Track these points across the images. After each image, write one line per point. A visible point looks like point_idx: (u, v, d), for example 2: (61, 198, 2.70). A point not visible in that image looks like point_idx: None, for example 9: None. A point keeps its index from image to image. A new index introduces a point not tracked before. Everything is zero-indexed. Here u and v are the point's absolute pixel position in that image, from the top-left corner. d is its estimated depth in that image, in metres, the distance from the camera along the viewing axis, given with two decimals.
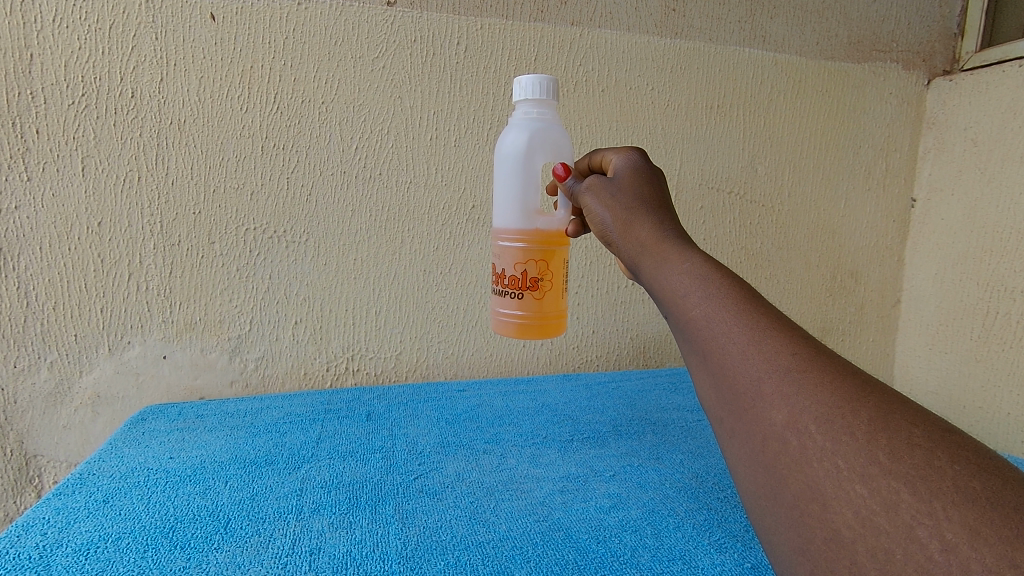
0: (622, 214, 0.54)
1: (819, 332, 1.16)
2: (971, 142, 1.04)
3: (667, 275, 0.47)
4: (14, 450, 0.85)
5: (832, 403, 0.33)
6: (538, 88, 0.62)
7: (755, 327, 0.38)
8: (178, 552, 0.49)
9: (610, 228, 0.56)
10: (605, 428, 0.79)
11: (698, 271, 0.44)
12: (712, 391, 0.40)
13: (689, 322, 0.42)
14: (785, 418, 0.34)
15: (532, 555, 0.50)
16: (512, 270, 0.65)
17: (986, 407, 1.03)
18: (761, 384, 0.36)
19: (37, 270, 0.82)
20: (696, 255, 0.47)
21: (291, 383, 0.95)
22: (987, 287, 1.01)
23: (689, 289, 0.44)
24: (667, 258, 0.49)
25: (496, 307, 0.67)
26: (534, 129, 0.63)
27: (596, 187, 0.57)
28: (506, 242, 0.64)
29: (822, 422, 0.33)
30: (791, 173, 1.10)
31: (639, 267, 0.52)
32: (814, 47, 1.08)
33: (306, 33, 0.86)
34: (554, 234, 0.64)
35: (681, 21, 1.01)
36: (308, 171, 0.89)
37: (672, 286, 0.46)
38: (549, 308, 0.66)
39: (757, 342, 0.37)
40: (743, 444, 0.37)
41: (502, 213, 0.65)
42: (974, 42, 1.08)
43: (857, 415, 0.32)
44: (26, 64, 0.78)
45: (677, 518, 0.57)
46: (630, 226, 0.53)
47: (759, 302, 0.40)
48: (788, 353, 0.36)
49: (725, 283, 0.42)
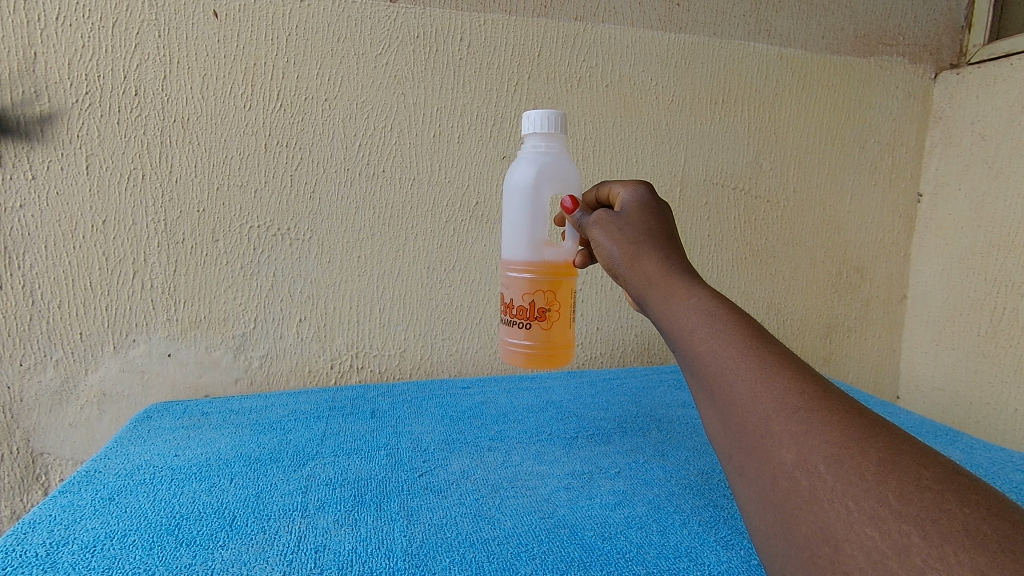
0: (629, 248, 0.54)
1: (825, 328, 1.16)
2: (979, 136, 1.03)
3: (674, 310, 0.47)
4: (21, 448, 0.85)
5: (841, 443, 0.33)
6: (547, 122, 0.62)
7: (763, 366, 0.38)
8: (184, 549, 0.49)
9: (617, 261, 0.55)
10: (609, 425, 0.79)
11: (706, 307, 0.44)
12: (721, 427, 0.39)
13: (696, 358, 0.42)
14: (795, 458, 0.34)
15: (537, 553, 0.50)
16: (521, 301, 0.64)
17: (994, 403, 1.02)
18: (771, 422, 0.36)
19: (42, 269, 0.82)
20: (703, 290, 0.47)
21: (295, 381, 0.95)
22: (995, 282, 1.01)
23: (695, 326, 0.44)
24: (674, 292, 0.48)
25: (505, 336, 0.67)
26: (543, 162, 0.63)
27: (604, 221, 0.57)
28: (514, 273, 0.64)
29: (831, 463, 0.33)
30: (796, 168, 1.09)
31: (645, 301, 0.52)
32: (819, 40, 1.07)
33: (310, 30, 0.86)
34: (562, 266, 0.64)
35: (684, 16, 1.00)
36: (311, 168, 0.89)
37: (679, 321, 0.46)
38: (557, 337, 0.65)
39: (766, 382, 0.37)
40: (752, 482, 0.36)
41: (511, 245, 0.65)
42: (981, 34, 1.08)
43: (866, 456, 0.32)
44: (30, 63, 0.78)
45: (683, 515, 0.57)
46: (637, 259, 0.53)
47: (767, 340, 0.41)
48: (797, 393, 0.36)
49: (734, 320, 0.42)
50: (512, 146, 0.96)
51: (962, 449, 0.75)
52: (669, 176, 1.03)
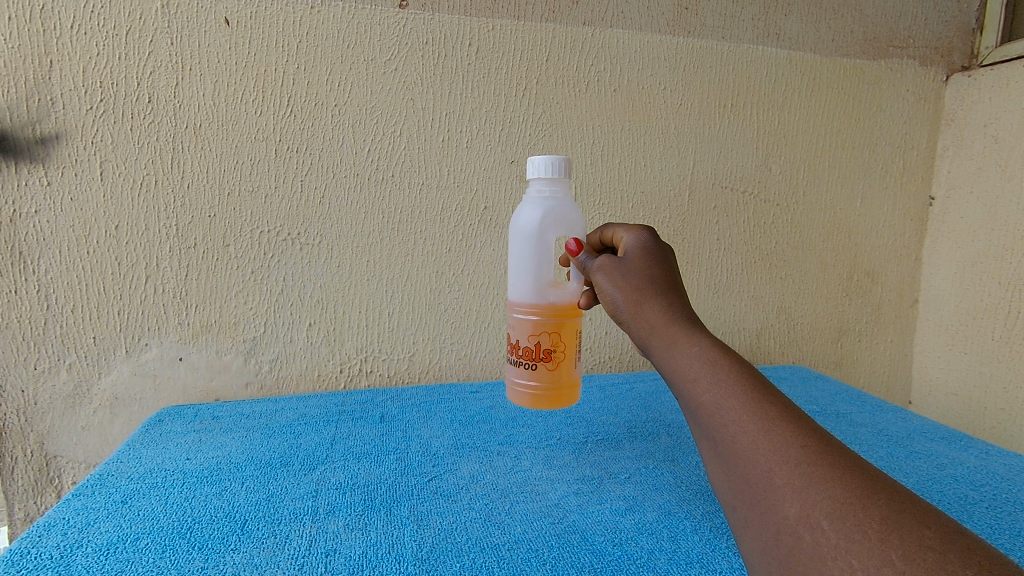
0: (632, 295, 0.55)
1: (836, 334, 1.15)
2: (991, 139, 1.02)
3: (678, 360, 0.49)
4: (36, 451, 0.86)
5: (843, 499, 0.34)
6: (551, 167, 0.62)
7: (765, 417, 0.41)
8: (196, 552, 0.49)
9: (621, 308, 0.56)
10: (619, 429, 0.79)
11: (709, 357, 0.47)
12: (726, 478, 0.41)
13: (701, 408, 0.45)
14: (798, 512, 0.35)
15: (548, 558, 0.49)
16: (526, 342, 0.64)
17: (1007, 409, 1.01)
18: (773, 476, 0.37)
19: (57, 273, 0.83)
20: (705, 338, 0.49)
21: (305, 385, 0.95)
22: (1009, 287, 1.00)
23: (699, 375, 0.46)
24: (677, 340, 0.50)
25: (512, 376, 0.67)
26: (547, 207, 0.63)
27: (606, 266, 0.57)
28: (520, 314, 0.64)
29: (834, 519, 0.33)
30: (805, 172, 1.09)
31: (650, 348, 0.54)
32: (829, 43, 1.07)
33: (320, 36, 0.87)
34: (567, 307, 0.63)
35: (693, 20, 1.00)
36: (320, 173, 0.90)
37: (684, 372, 0.48)
38: (563, 377, 0.65)
39: (768, 435, 0.39)
40: (757, 534, 0.37)
41: (517, 287, 0.65)
42: (993, 36, 1.07)
43: (868, 512, 0.33)
44: (46, 70, 0.79)
45: (693, 521, 0.56)
46: (640, 306, 0.54)
47: (768, 391, 0.43)
48: (797, 446, 0.38)
49: (736, 372, 0.45)
50: (520, 150, 0.96)
51: (976, 456, 0.74)
52: (678, 180, 1.03)
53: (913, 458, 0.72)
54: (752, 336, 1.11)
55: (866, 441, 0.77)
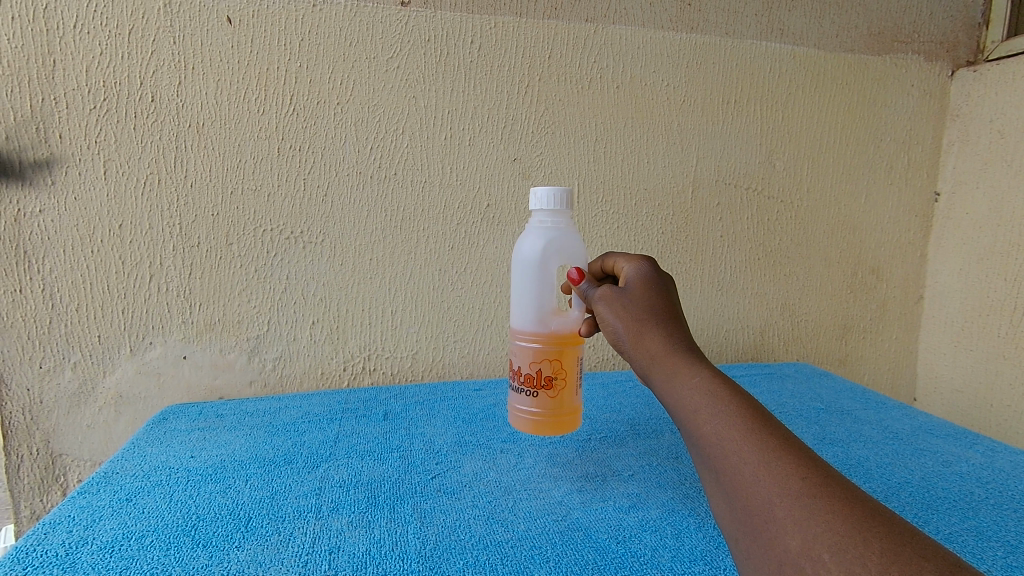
0: (633, 325, 0.55)
1: (841, 331, 1.14)
2: (997, 134, 1.01)
3: (678, 391, 0.49)
4: (41, 449, 0.86)
5: (844, 532, 0.34)
6: (554, 199, 0.61)
7: (765, 449, 0.41)
8: (201, 550, 0.49)
9: (621, 337, 0.56)
10: (622, 427, 0.79)
11: (708, 388, 0.47)
12: (727, 509, 0.41)
13: (701, 439, 0.45)
14: (800, 544, 0.35)
15: (551, 555, 0.49)
16: (528, 368, 0.64)
17: (1014, 405, 1.00)
18: (775, 507, 0.37)
19: (62, 272, 0.84)
20: (704, 370, 0.49)
21: (309, 383, 0.95)
22: (1015, 283, 0.99)
23: (699, 407, 0.46)
24: (677, 370, 0.50)
25: (513, 402, 0.67)
26: (550, 237, 0.62)
27: (608, 296, 0.57)
28: (523, 341, 0.63)
29: (834, 551, 0.34)
30: (809, 168, 1.08)
31: (650, 378, 0.53)
32: (833, 39, 1.06)
33: (322, 34, 0.87)
34: (569, 335, 0.63)
35: (696, 16, 0.99)
36: (323, 171, 0.90)
37: (684, 402, 0.48)
38: (564, 405, 0.65)
39: (769, 467, 0.39)
40: (759, 566, 0.37)
41: (519, 315, 0.64)
42: (999, 31, 1.06)
43: (869, 545, 0.33)
44: (49, 71, 0.79)
45: (697, 518, 0.56)
46: (641, 336, 0.54)
47: (767, 422, 0.43)
48: (798, 479, 0.38)
49: (736, 403, 0.45)
50: (523, 148, 0.96)
51: (982, 453, 0.74)
52: (681, 177, 1.03)
53: (918, 455, 0.72)
54: (755, 333, 1.11)
55: (871, 438, 0.77)
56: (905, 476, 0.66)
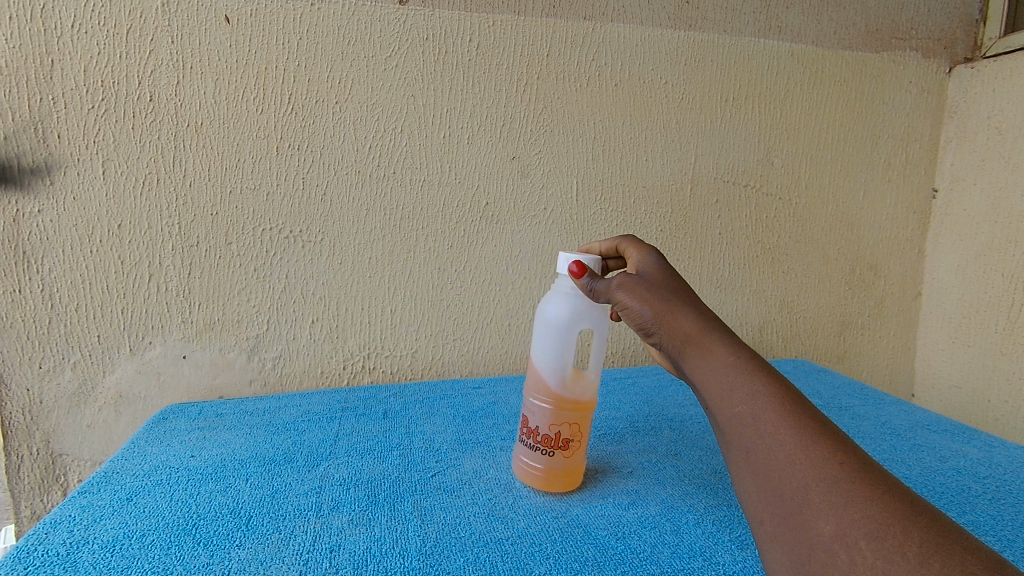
0: (661, 308, 0.53)
1: (839, 327, 1.15)
2: (995, 130, 1.01)
3: (714, 370, 0.47)
4: (41, 449, 0.86)
5: (882, 520, 0.35)
6: (585, 264, 0.56)
7: (801, 432, 0.41)
8: (202, 548, 0.50)
9: (648, 322, 0.54)
10: (621, 424, 0.79)
11: (746, 369, 0.46)
12: (756, 490, 0.41)
13: (734, 418, 0.44)
14: (834, 530, 0.36)
15: (551, 552, 0.50)
16: (545, 429, 0.58)
17: (1011, 401, 1.01)
18: (809, 491, 0.38)
19: (61, 273, 0.84)
20: (738, 349, 0.48)
21: (309, 382, 0.96)
22: (1012, 279, 1.00)
23: (736, 388, 0.45)
24: (713, 351, 0.49)
25: (524, 457, 0.61)
26: (577, 303, 0.56)
27: (628, 283, 0.55)
28: (540, 402, 0.57)
29: (872, 539, 0.34)
30: (807, 165, 1.08)
31: (682, 360, 0.51)
32: (830, 36, 1.06)
33: (320, 33, 0.87)
34: (589, 397, 0.58)
35: (695, 13, 0.99)
36: (322, 170, 0.90)
37: (720, 381, 0.47)
38: (580, 466, 0.59)
39: (804, 449, 0.40)
40: (788, 548, 0.38)
41: (537, 374, 0.58)
42: (997, 27, 1.06)
43: (909, 535, 0.34)
44: (47, 71, 0.79)
45: (696, 514, 0.56)
46: (671, 318, 0.52)
47: (803, 405, 0.43)
48: (835, 463, 0.38)
49: (771, 384, 0.45)
50: (521, 146, 0.96)
51: (979, 448, 0.74)
52: (679, 174, 1.03)
53: (916, 451, 0.72)
54: (754, 331, 1.11)
55: (869, 434, 0.78)
56: (902, 472, 0.66)
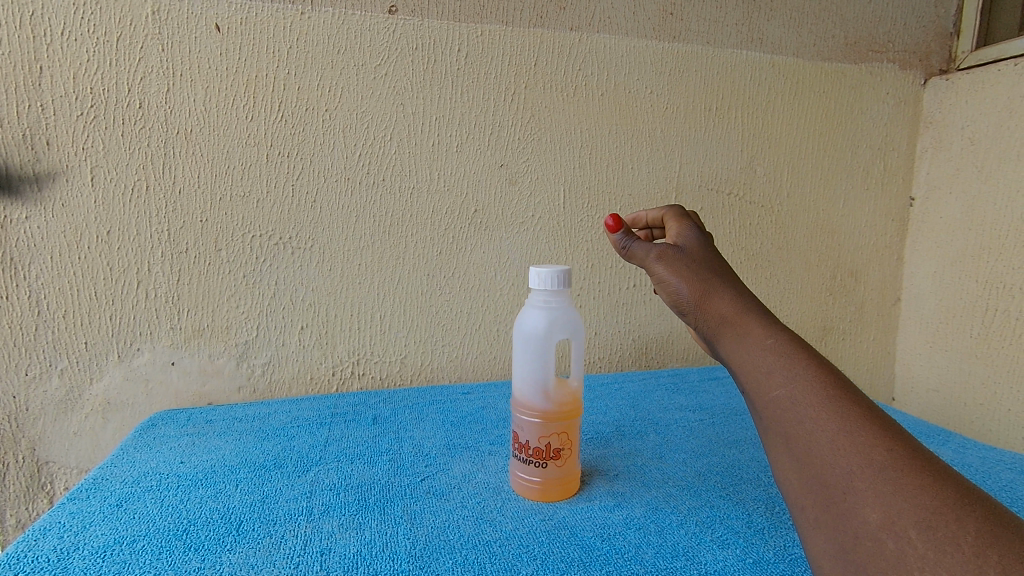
0: (698, 285, 0.58)
1: (820, 332, 1.17)
2: (968, 141, 1.05)
3: (751, 350, 0.51)
4: (27, 457, 0.86)
5: (936, 509, 0.36)
6: (556, 280, 0.56)
7: (844, 418, 0.42)
8: (193, 554, 0.50)
9: (683, 298, 0.59)
10: (608, 428, 0.80)
11: (784, 351, 0.49)
12: (796, 476, 0.43)
13: (772, 400, 0.47)
14: (881, 518, 0.37)
15: (538, 553, 0.51)
16: (535, 442, 0.58)
17: (986, 403, 1.04)
18: (854, 478, 0.39)
19: (48, 280, 0.83)
20: (779, 332, 0.51)
21: (298, 388, 0.96)
22: (986, 285, 1.02)
23: (773, 368, 0.48)
24: (750, 332, 0.53)
25: (518, 471, 0.61)
26: (555, 317, 0.57)
27: (668, 256, 0.61)
28: (528, 416, 0.58)
29: (923, 529, 0.35)
30: (788, 174, 1.11)
31: (718, 339, 0.56)
32: (811, 48, 1.09)
33: (310, 42, 0.88)
34: (573, 404, 0.59)
35: (679, 25, 1.02)
36: (312, 178, 0.91)
37: (757, 362, 0.50)
38: (572, 471, 0.61)
39: (849, 436, 0.41)
40: (830, 534, 0.39)
41: (523, 389, 0.58)
42: (970, 41, 1.10)
43: (963, 524, 0.34)
44: (36, 78, 0.79)
45: (680, 515, 0.58)
46: (708, 298, 0.57)
47: (846, 389, 0.45)
48: (882, 450, 0.39)
49: (812, 367, 0.47)
50: (510, 155, 0.98)
51: (954, 449, 0.76)
52: (665, 182, 1.05)
53: None
54: None
55: None
56: None
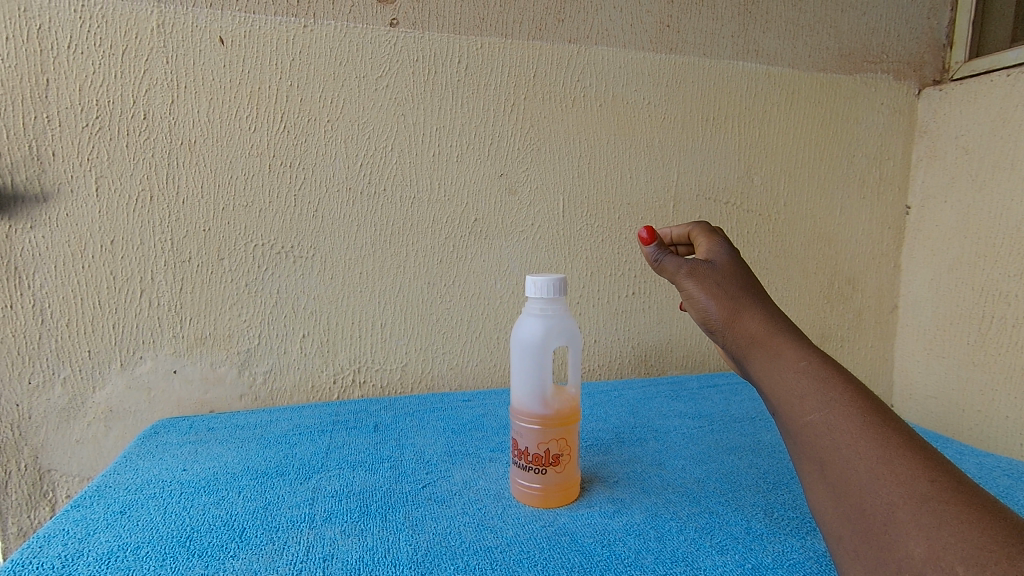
0: (728, 304, 0.60)
1: (819, 339, 1.18)
2: (963, 150, 1.06)
3: (783, 371, 0.53)
4: (29, 465, 0.86)
5: (982, 545, 0.36)
6: (550, 288, 0.57)
7: (884, 446, 0.44)
8: (197, 560, 0.51)
9: (713, 315, 0.61)
10: (608, 435, 0.81)
11: (817, 374, 0.51)
12: (833, 504, 0.45)
13: (807, 424, 0.49)
14: (926, 551, 0.38)
15: (539, 559, 0.51)
16: (534, 449, 0.59)
17: (984, 410, 1.04)
18: (896, 510, 0.40)
19: (52, 288, 0.84)
20: (812, 355, 0.53)
21: (300, 396, 0.96)
22: (982, 292, 1.03)
23: (807, 392, 0.50)
24: (781, 354, 0.55)
25: (517, 478, 0.62)
26: (551, 325, 0.58)
27: (699, 272, 0.63)
28: (526, 423, 0.59)
29: (969, 563, 0.35)
30: (785, 182, 1.12)
31: (747, 357, 0.58)
32: (806, 59, 1.11)
33: (313, 55, 0.89)
34: (572, 411, 0.59)
35: (676, 37, 1.03)
36: (313, 187, 0.92)
37: (789, 384, 0.52)
38: (571, 477, 0.61)
39: (890, 465, 0.43)
40: (870, 565, 0.41)
41: (520, 396, 0.59)
42: (962, 52, 1.11)
43: (1011, 562, 0.34)
44: (42, 90, 0.80)
45: (679, 521, 0.58)
46: (738, 317, 0.59)
47: (884, 417, 0.47)
48: (925, 480, 0.41)
49: (848, 394, 0.49)
50: (510, 164, 0.99)
51: (951, 456, 0.77)
52: (663, 192, 1.06)
53: None
54: None
55: None
56: None
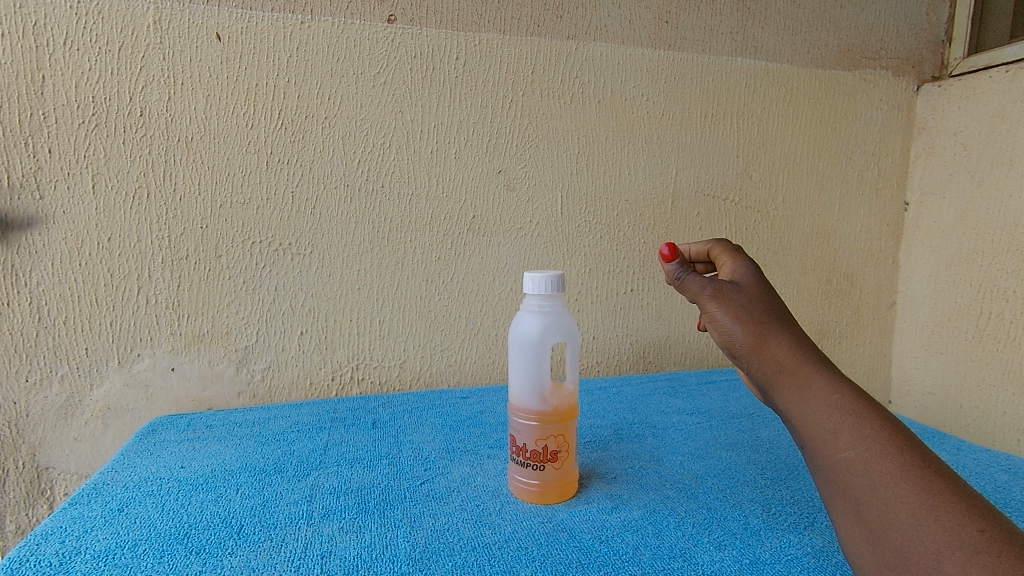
0: (754, 329, 0.59)
1: (817, 335, 1.18)
2: (961, 146, 1.06)
3: (814, 404, 0.51)
4: (27, 463, 0.86)
5: None
6: (549, 284, 0.57)
7: (926, 490, 0.42)
8: (195, 557, 0.50)
9: (738, 340, 0.60)
10: (606, 432, 0.81)
11: (850, 408, 0.49)
12: (870, 549, 0.44)
13: (842, 462, 0.47)
14: None
15: (537, 555, 0.51)
16: (532, 446, 0.59)
17: (982, 407, 1.04)
18: (942, 560, 0.39)
19: (49, 286, 0.84)
20: (844, 386, 0.52)
21: (298, 394, 0.96)
22: (980, 288, 1.03)
23: (840, 427, 0.49)
24: (811, 384, 0.53)
25: (514, 474, 0.62)
26: (549, 321, 0.58)
27: (724, 294, 0.61)
28: (524, 420, 0.58)
29: None
30: (784, 179, 1.12)
31: (774, 385, 0.56)
32: (804, 55, 1.10)
33: (310, 51, 0.89)
34: (570, 407, 0.59)
35: (674, 33, 1.03)
36: (311, 184, 0.91)
37: (821, 417, 0.50)
38: (569, 473, 0.61)
39: (934, 512, 0.41)
40: None
41: (518, 392, 0.59)
42: (961, 48, 1.11)
43: None
44: (38, 86, 0.80)
45: (677, 517, 0.58)
46: (765, 345, 0.58)
47: (924, 458, 0.45)
48: (973, 529, 0.39)
49: (885, 431, 0.47)
50: (508, 161, 0.99)
51: (949, 452, 0.77)
52: (662, 189, 1.06)
53: None
54: None
55: None
56: None
